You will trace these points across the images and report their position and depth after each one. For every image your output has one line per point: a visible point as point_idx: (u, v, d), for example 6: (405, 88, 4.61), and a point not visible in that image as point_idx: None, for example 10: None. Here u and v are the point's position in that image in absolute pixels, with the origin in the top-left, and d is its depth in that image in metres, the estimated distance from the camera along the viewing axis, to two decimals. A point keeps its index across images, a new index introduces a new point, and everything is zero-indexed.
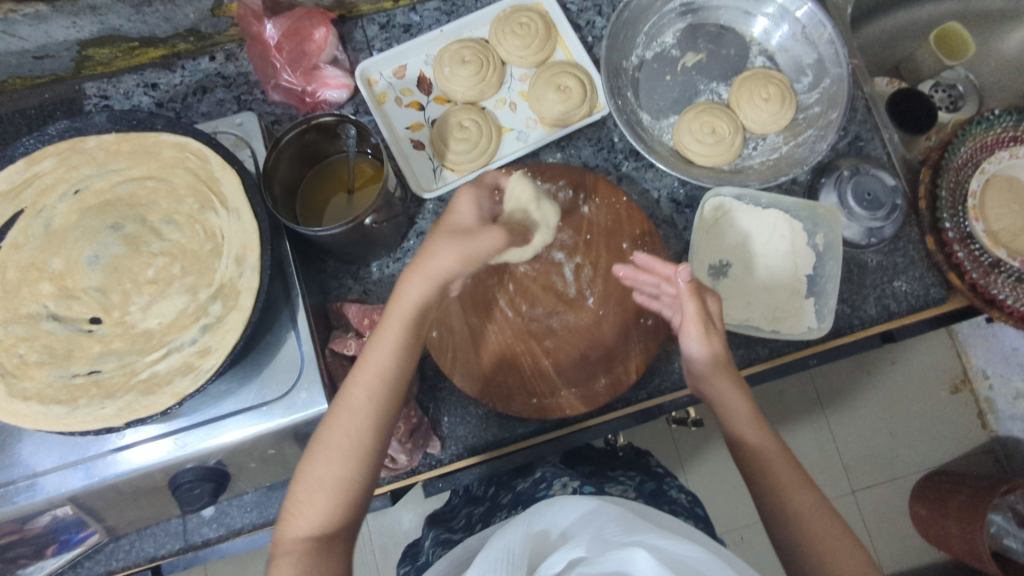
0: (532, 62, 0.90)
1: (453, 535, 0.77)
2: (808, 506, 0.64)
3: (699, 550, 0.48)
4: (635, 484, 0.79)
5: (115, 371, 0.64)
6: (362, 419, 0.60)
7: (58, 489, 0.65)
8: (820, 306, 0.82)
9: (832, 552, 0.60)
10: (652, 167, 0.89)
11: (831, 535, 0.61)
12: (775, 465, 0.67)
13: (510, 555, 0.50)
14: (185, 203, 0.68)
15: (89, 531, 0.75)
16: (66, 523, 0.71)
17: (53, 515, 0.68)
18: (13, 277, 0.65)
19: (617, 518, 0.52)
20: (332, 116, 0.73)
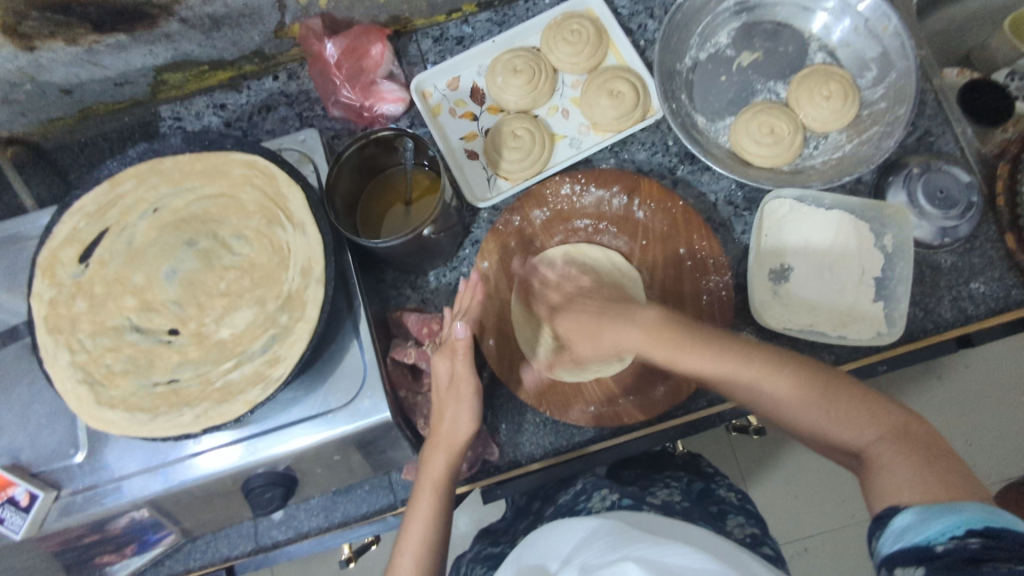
0: (583, 69, 0.91)
1: (495, 546, 0.79)
2: (754, 376, 0.63)
3: (704, 562, 0.46)
4: (682, 487, 0.78)
5: (192, 380, 0.67)
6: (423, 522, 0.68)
7: (142, 492, 0.69)
8: (890, 310, 0.79)
9: (805, 412, 0.61)
10: (708, 170, 0.88)
11: (796, 397, 0.62)
12: (714, 366, 0.64)
13: None
14: (254, 218, 0.71)
15: (165, 531, 0.78)
16: (144, 525, 0.75)
17: (129, 517, 0.71)
18: (99, 291, 0.70)
19: (608, 537, 0.52)
20: (390, 130, 0.76)
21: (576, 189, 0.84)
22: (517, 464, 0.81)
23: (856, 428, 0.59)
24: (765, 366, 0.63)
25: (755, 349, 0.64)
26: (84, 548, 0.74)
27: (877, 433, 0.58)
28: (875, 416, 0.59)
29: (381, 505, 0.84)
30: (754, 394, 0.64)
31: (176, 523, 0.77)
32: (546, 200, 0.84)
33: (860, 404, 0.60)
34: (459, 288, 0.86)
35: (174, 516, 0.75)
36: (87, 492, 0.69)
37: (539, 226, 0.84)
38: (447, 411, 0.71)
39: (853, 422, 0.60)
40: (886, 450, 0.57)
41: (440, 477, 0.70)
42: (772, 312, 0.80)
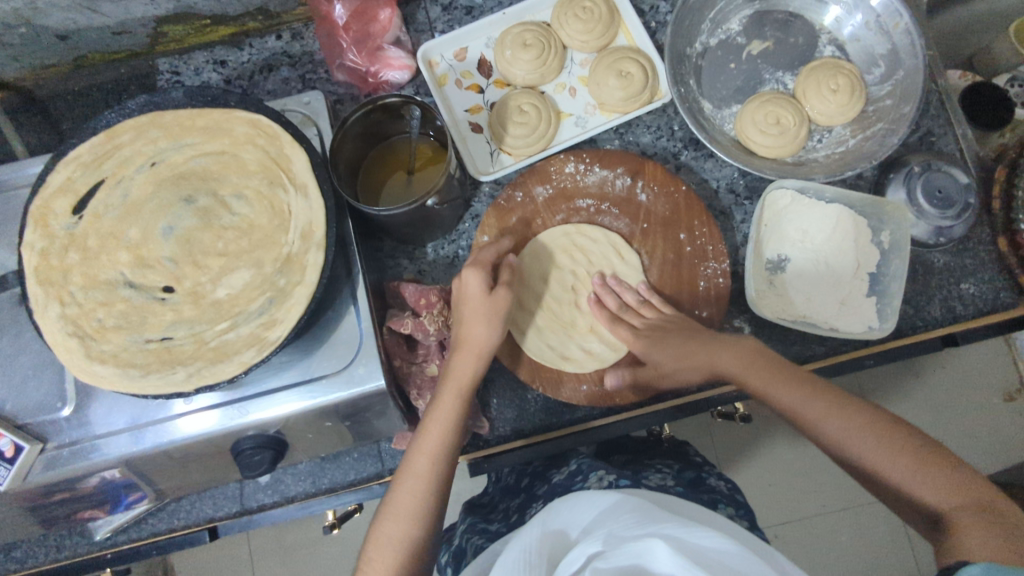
0: (593, 47, 0.90)
1: (489, 525, 0.79)
2: (840, 423, 0.61)
3: (726, 542, 0.48)
4: (673, 472, 0.80)
5: (186, 339, 0.67)
6: (423, 481, 0.64)
7: (125, 449, 0.68)
8: (882, 305, 0.80)
9: (887, 466, 0.58)
10: (712, 157, 0.88)
11: (881, 450, 0.58)
12: (799, 408, 0.64)
13: (528, 555, 0.53)
14: (255, 178, 0.70)
15: (137, 495, 0.77)
16: (116, 487, 0.74)
17: (100, 477, 0.71)
18: (92, 244, 0.68)
19: (632, 511, 0.53)
20: (397, 97, 0.74)
21: (581, 168, 0.84)
22: (507, 439, 0.82)
23: (941, 493, 0.54)
24: (858, 417, 0.61)
25: (848, 402, 0.62)
26: (70, 501, 0.74)
27: (960, 501, 0.54)
28: (962, 485, 0.54)
29: (368, 473, 0.85)
30: (841, 440, 0.61)
31: (152, 484, 0.76)
32: (550, 177, 0.84)
33: (953, 472, 0.55)
34: (457, 260, 0.86)
35: (153, 477, 0.75)
36: (70, 448, 0.68)
37: (541, 203, 0.84)
38: (479, 326, 0.72)
39: (938, 486, 0.55)
40: (970, 522, 0.52)
41: (465, 382, 0.70)
42: (767, 302, 0.81)
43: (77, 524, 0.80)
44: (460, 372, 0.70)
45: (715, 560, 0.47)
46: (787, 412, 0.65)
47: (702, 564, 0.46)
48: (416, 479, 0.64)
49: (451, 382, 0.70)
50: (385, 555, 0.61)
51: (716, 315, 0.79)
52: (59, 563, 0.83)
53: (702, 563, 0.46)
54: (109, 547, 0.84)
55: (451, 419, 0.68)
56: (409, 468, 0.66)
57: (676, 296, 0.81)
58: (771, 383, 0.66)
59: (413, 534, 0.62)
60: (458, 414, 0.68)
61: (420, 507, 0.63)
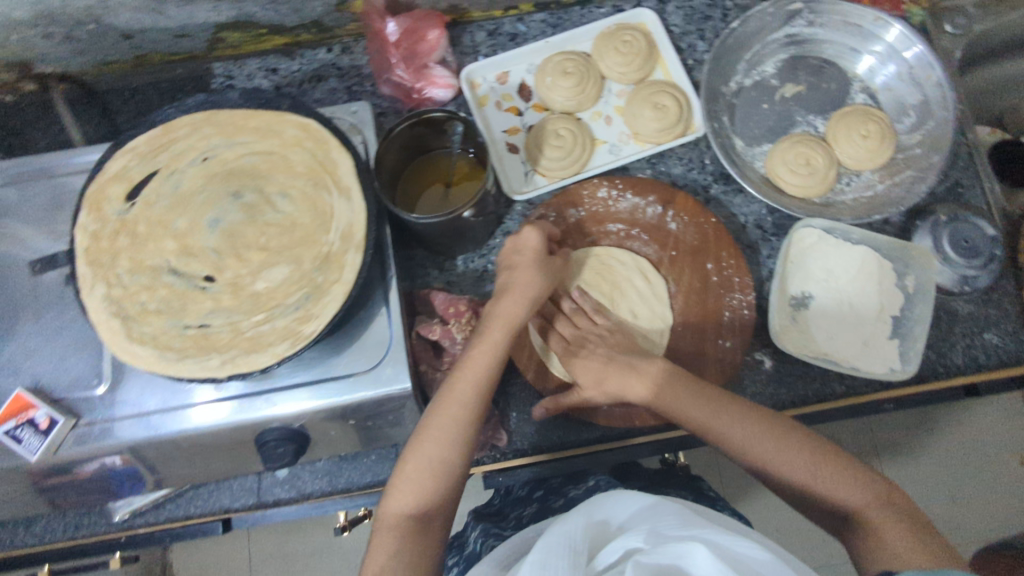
0: (631, 79, 0.93)
1: (503, 531, 0.78)
2: (756, 437, 0.65)
3: (764, 555, 0.48)
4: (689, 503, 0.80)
5: (222, 327, 0.68)
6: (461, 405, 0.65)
7: (135, 434, 0.69)
8: (904, 348, 0.81)
9: (792, 469, 0.64)
10: (741, 192, 0.90)
11: (784, 458, 0.64)
12: (718, 419, 0.66)
13: (571, 541, 0.52)
14: (301, 179, 0.73)
15: (139, 484, 0.77)
16: (120, 473, 0.74)
17: (104, 462, 0.71)
18: (141, 230, 0.71)
19: (675, 513, 0.54)
20: (443, 112, 0.77)
21: (613, 194, 0.86)
22: (524, 454, 0.82)
23: (852, 489, 0.62)
24: (761, 426, 0.66)
25: (751, 410, 0.67)
26: (81, 484, 0.74)
27: (864, 497, 0.62)
28: (863, 480, 0.62)
29: (384, 477, 0.85)
30: (748, 448, 0.65)
31: (154, 474, 0.76)
32: (582, 200, 0.86)
33: (858, 475, 0.63)
34: (485, 274, 0.87)
35: (156, 466, 0.74)
36: (81, 429, 0.69)
37: (572, 224, 0.86)
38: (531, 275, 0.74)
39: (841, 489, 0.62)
40: (885, 515, 0.60)
41: (514, 320, 0.72)
42: (790, 337, 0.82)
43: (98, 503, 0.81)
44: (507, 310, 0.72)
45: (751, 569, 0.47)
46: (689, 422, 0.68)
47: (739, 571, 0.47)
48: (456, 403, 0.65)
49: (497, 319, 0.71)
50: (423, 476, 0.62)
51: (739, 347, 0.80)
52: (77, 539, 0.84)
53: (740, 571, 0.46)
54: (125, 530, 0.84)
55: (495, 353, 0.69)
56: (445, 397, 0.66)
57: (699, 324, 0.82)
58: (672, 397, 0.68)
59: (452, 456, 0.63)
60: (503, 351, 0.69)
61: (459, 434, 0.64)
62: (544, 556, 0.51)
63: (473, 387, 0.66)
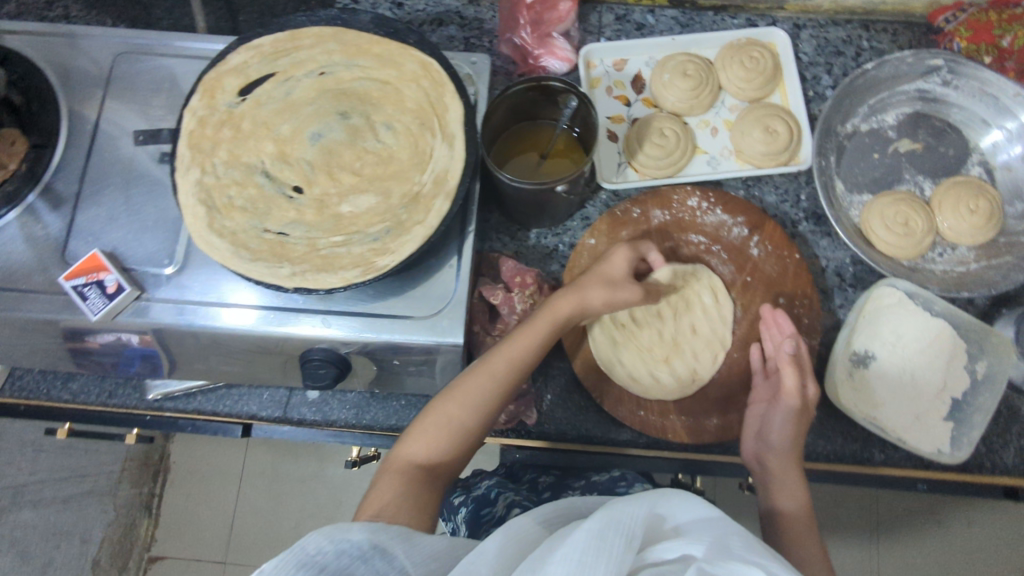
0: (748, 96, 0.91)
1: (517, 488, 0.81)
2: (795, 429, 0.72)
3: None
4: None
5: (300, 240, 0.69)
6: (486, 374, 0.67)
7: (165, 318, 0.70)
8: (958, 433, 0.79)
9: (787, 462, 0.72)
10: (829, 236, 0.88)
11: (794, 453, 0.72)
12: (772, 467, 0.72)
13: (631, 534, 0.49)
14: (407, 115, 0.73)
15: (150, 364, 0.78)
16: (138, 351, 0.76)
17: (116, 336, 0.72)
18: (245, 127, 0.72)
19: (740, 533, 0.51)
20: (562, 82, 0.76)
21: (703, 206, 0.84)
22: (547, 437, 0.81)
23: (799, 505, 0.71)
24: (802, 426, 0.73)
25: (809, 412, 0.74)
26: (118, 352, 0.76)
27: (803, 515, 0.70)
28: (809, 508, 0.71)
29: (408, 424, 0.85)
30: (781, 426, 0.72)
31: (171, 359, 0.77)
32: (671, 204, 0.85)
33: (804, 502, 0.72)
34: (555, 254, 0.87)
35: (176, 354, 0.76)
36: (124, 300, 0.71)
37: (654, 225, 0.84)
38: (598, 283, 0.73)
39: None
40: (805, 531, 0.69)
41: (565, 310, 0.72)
42: (844, 391, 0.80)
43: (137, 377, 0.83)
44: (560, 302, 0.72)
45: None
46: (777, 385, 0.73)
47: None
48: (485, 375, 0.67)
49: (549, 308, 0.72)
50: (435, 429, 0.66)
51: None
52: (107, 408, 0.86)
53: None
54: (154, 410, 0.86)
55: (535, 340, 0.70)
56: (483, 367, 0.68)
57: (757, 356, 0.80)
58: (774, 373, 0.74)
59: (467, 421, 0.66)
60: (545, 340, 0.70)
61: (487, 401, 0.67)
62: (602, 530, 0.49)
63: (503, 364, 0.68)
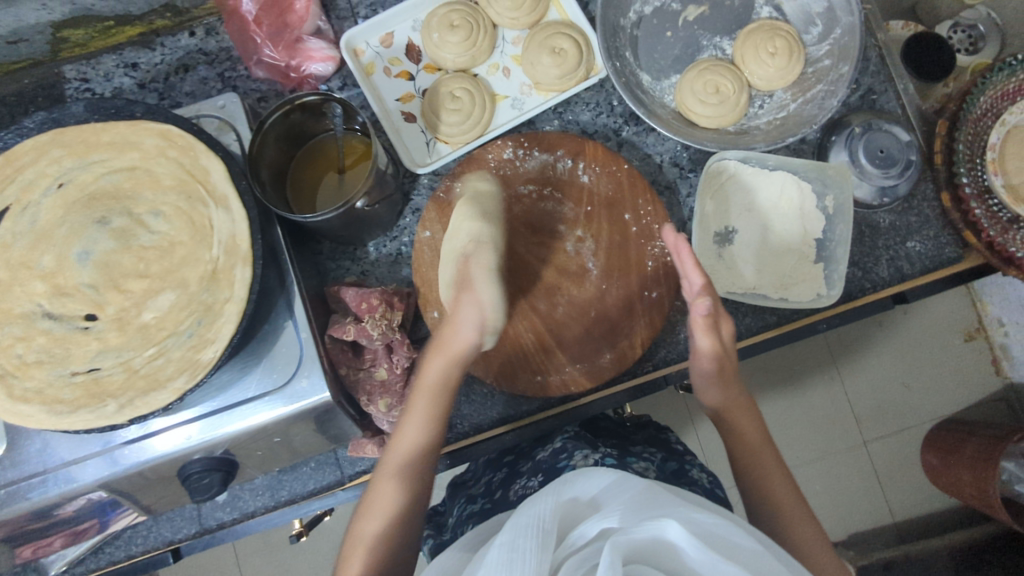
0: (524, 24, 0.86)
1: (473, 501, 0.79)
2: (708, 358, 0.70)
3: (719, 519, 0.51)
4: (656, 461, 0.79)
5: (114, 369, 0.63)
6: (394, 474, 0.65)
7: (102, 474, 0.66)
8: (829, 272, 0.80)
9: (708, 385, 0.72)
10: (654, 131, 0.86)
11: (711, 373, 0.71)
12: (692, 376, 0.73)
13: (540, 522, 0.51)
14: (171, 194, 0.67)
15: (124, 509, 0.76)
16: (99, 506, 0.72)
17: (84, 499, 0.69)
18: (3, 276, 0.65)
19: (646, 491, 0.54)
20: (316, 95, 0.71)
21: (519, 154, 0.81)
22: (468, 436, 0.82)
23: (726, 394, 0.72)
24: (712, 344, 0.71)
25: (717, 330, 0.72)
26: (60, 525, 0.72)
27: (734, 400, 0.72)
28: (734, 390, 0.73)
29: (328, 482, 0.83)
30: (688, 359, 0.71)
31: (136, 500, 0.74)
32: (488, 165, 0.81)
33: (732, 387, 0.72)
34: (400, 258, 0.83)
35: (135, 494, 0.72)
36: (8, 489, 0.66)
37: (481, 193, 0.81)
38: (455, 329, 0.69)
39: (800, 504, 0.66)
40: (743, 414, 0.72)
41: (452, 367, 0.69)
42: (716, 276, 0.80)
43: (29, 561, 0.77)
44: (431, 373, 0.69)
45: (716, 536, 0.50)
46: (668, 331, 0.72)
47: (709, 541, 0.49)
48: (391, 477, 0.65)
49: (425, 383, 0.68)
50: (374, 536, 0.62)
51: (666, 296, 0.78)
52: None
53: (709, 541, 0.48)
54: None
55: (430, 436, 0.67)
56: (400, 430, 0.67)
57: (624, 278, 0.79)
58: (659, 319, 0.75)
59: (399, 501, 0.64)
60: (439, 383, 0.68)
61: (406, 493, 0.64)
62: (514, 537, 0.49)
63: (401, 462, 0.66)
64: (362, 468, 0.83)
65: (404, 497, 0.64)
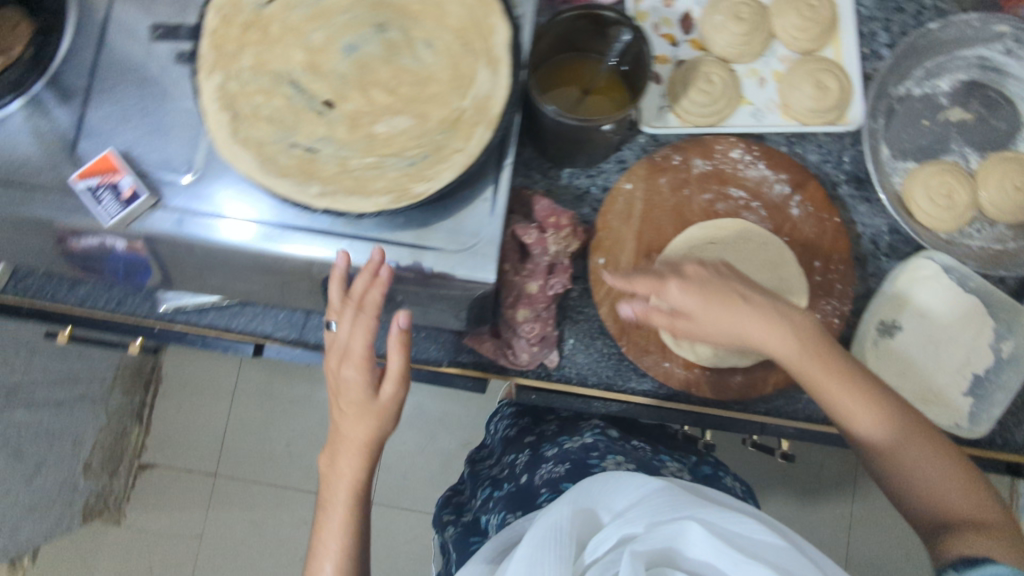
0: (801, 46, 0.86)
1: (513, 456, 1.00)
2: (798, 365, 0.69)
3: (749, 522, 0.59)
4: (689, 467, 0.93)
5: (331, 159, 0.65)
6: (354, 453, 0.70)
7: (162, 228, 0.66)
8: (977, 410, 0.79)
9: (848, 405, 0.68)
10: (868, 202, 0.85)
11: (840, 389, 0.68)
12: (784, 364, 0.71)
13: (560, 535, 0.59)
14: (450, 33, 0.67)
15: (143, 271, 0.75)
16: (122, 257, 0.72)
17: (105, 243, 0.69)
18: (274, 31, 0.66)
19: (667, 494, 0.62)
20: (616, 15, 0.70)
21: (746, 159, 0.82)
22: (570, 383, 0.82)
23: (865, 407, 0.68)
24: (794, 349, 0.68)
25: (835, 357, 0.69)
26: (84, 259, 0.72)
27: (878, 417, 0.68)
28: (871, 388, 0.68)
29: (428, 356, 0.82)
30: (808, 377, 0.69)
31: (159, 266, 0.74)
32: (713, 154, 0.82)
33: (872, 392, 0.68)
34: (586, 197, 0.84)
35: (161, 259, 0.72)
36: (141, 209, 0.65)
37: (694, 175, 0.82)
38: (359, 420, 0.69)
39: (940, 468, 0.68)
40: (883, 412, 0.68)
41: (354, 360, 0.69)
42: (869, 361, 0.80)
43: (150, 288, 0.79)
44: (341, 376, 0.69)
45: (741, 539, 0.58)
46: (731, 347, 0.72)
47: (733, 543, 0.58)
48: (344, 471, 0.70)
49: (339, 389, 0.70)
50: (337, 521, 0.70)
51: None
52: (115, 316, 0.82)
53: (732, 545, 0.57)
54: (165, 321, 0.83)
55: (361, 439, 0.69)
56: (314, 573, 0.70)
57: None
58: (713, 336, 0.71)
59: (347, 490, 0.70)
60: (358, 477, 0.70)
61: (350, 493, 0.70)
62: (537, 549, 0.58)
63: (346, 464, 0.70)
64: (462, 361, 0.82)
65: (352, 484, 0.70)
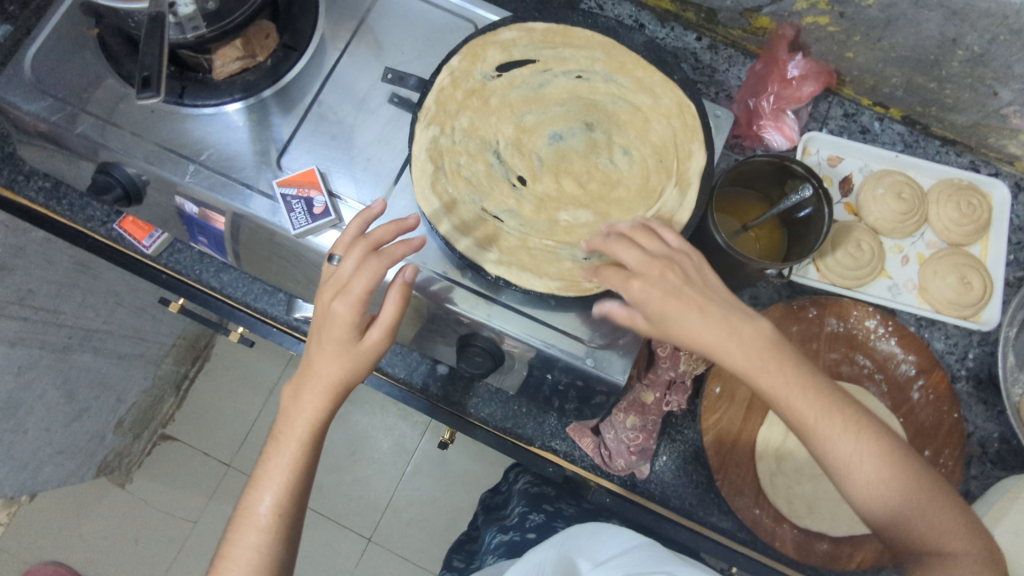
0: (952, 238, 0.88)
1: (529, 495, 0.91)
2: (854, 444, 0.57)
3: None
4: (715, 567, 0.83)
5: (512, 233, 0.68)
6: (324, 391, 0.63)
7: (258, 212, 0.70)
8: None
9: (875, 476, 0.56)
10: (983, 404, 0.86)
11: (876, 465, 0.56)
12: (868, 466, 0.56)
13: None
14: (648, 147, 0.71)
15: (205, 238, 0.81)
16: (192, 219, 0.77)
17: (180, 203, 0.74)
18: (493, 103, 0.72)
19: (653, 551, 0.50)
20: (805, 169, 0.74)
21: (878, 331, 0.83)
22: (651, 499, 0.82)
23: (849, 436, 0.56)
24: (796, 373, 0.58)
25: (818, 378, 0.59)
26: (178, 217, 0.79)
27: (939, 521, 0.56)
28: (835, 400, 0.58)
29: (521, 431, 0.85)
30: (798, 402, 0.57)
31: (222, 238, 0.79)
32: (848, 317, 0.84)
33: (855, 422, 0.57)
34: None
35: (226, 233, 0.77)
36: (291, 206, 0.69)
37: (826, 333, 0.83)
38: (336, 358, 0.62)
39: (957, 532, 0.56)
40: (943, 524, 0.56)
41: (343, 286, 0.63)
42: None
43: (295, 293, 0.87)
44: (322, 306, 0.63)
45: None
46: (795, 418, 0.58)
47: None
48: (290, 431, 0.63)
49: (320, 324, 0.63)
50: (277, 478, 0.62)
51: None
52: (247, 307, 0.90)
53: None
54: (290, 327, 0.90)
55: (338, 378, 0.63)
56: (251, 511, 0.61)
57: None
58: (822, 419, 0.57)
59: (299, 454, 0.62)
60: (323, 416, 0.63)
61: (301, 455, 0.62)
62: None
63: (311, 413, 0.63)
64: (553, 446, 0.84)
65: (307, 443, 0.63)
